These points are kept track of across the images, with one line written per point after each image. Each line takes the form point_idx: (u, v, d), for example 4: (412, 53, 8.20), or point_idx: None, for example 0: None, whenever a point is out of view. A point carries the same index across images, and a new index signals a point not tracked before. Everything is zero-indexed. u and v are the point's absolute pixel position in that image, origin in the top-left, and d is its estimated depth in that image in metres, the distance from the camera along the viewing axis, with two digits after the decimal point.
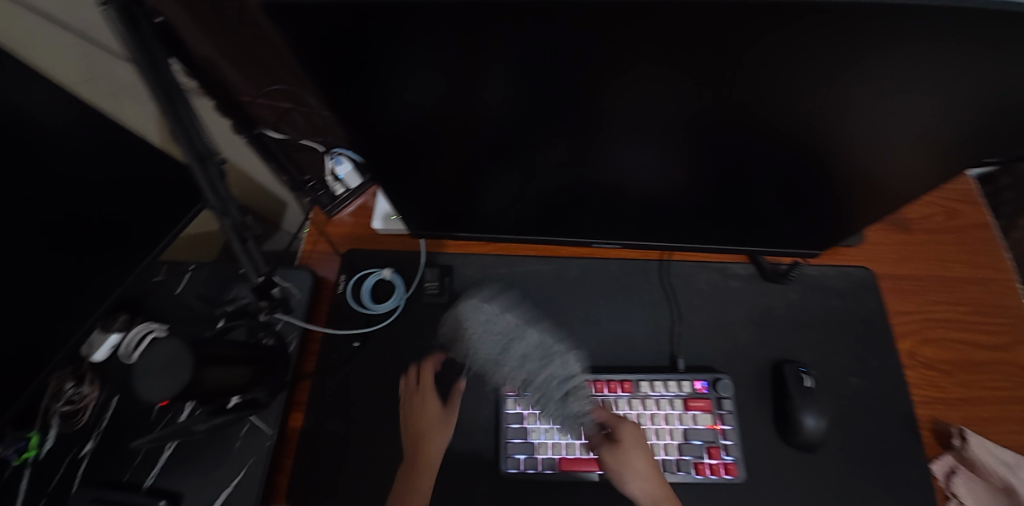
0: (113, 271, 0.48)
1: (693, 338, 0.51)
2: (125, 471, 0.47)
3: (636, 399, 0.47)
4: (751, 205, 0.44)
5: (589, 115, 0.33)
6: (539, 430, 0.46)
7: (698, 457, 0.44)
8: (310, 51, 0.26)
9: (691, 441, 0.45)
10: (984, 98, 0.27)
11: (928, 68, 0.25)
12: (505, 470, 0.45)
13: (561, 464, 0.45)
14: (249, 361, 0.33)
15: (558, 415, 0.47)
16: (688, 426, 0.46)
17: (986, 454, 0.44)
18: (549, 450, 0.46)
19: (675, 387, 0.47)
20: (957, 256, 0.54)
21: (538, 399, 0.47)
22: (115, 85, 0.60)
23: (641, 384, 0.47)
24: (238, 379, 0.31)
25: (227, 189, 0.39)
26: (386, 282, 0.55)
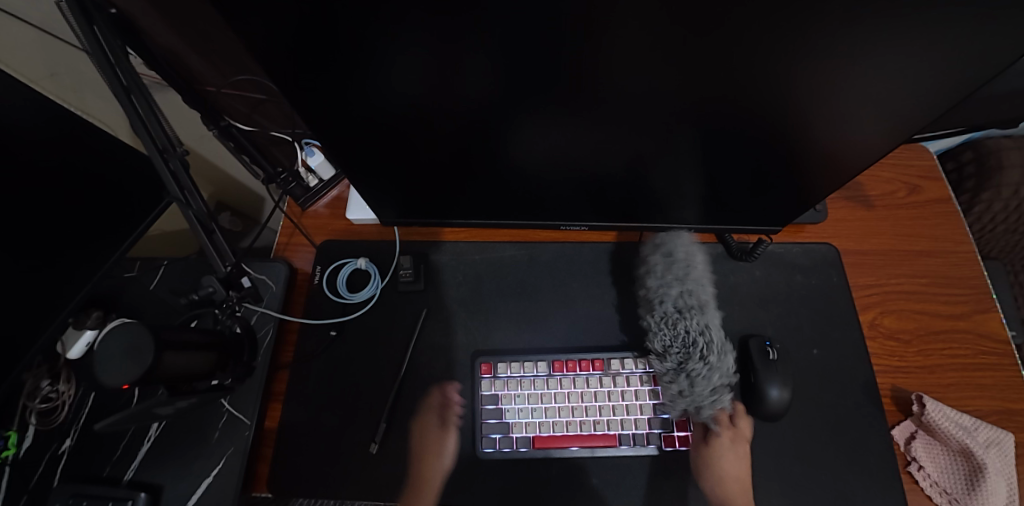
0: (81, 269, 0.47)
1: None
2: (105, 465, 0.48)
3: (607, 377, 0.49)
4: (714, 183, 0.45)
5: (546, 98, 0.33)
6: (513, 409, 0.48)
7: (667, 429, 0.47)
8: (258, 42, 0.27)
9: (659, 415, 0.47)
10: (922, 71, 0.28)
11: (866, 40, 0.25)
12: (481, 451, 0.46)
13: (536, 442, 0.47)
14: (210, 347, 0.33)
15: (533, 395, 0.48)
16: (656, 401, 0.48)
17: (944, 418, 0.46)
18: (524, 429, 0.47)
19: (643, 365, 0.49)
20: (918, 230, 0.56)
21: (512, 380, 0.49)
22: (79, 81, 0.59)
23: (612, 362, 0.49)
24: (199, 364, 0.32)
25: (189, 180, 0.39)
26: (361, 271, 0.56)
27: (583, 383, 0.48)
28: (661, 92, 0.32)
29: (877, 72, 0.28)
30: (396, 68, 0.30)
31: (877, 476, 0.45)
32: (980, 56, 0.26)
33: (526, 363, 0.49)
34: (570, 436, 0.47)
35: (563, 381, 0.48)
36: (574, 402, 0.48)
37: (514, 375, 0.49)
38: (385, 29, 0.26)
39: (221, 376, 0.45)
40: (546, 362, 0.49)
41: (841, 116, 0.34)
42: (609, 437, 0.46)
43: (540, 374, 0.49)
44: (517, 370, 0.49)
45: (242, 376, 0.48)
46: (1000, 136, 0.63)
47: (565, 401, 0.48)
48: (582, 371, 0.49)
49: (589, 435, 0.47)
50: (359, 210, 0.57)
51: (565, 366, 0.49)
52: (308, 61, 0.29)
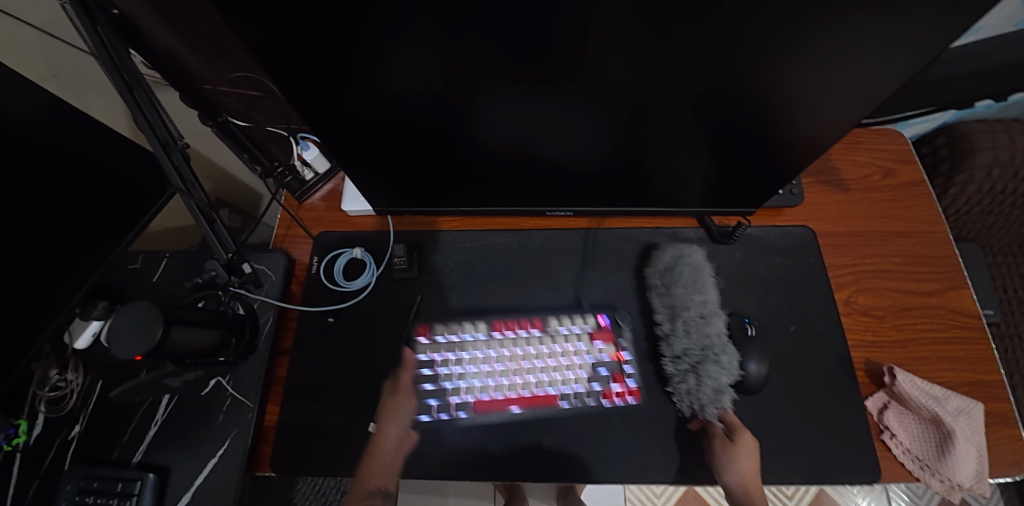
0: (86, 260, 0.49)
1: (598, 282, 0.57)
2: (114, 448, 0.50)
3: (547, 335, 0.52)
4: (692, 167, 0.47)
5: (525, 90, 0.35)
6: (451, 375, 0.50)
7: (605, 384, 0.50)
8: (256, 43, 0.29)
9: (599, 372, 0.50)
10: (876, 61, 0.30)
11: (815, 30, 0.27)
12: (418, 419, 0.48)
13: (474, 407, 0.49)
14: (216, 325, 0.35)
15: (472, 358, 0.50)
16: (595, 357, 0.51)
17: (913, 388, 0.48)
18: (463, 393, 0.49)
19: (582, 322, 0.52)
20: (893, 212, 0.58)
21: (448, 343, 0.51)
22: (81, 80, 0.60)
23: (550, 321, 0.52)
24: (203, 340, 0.34)
25: (190, 172, 0.41)
26: (357, 261, 0.58)
27: (522, 341, 0.51)
28: (632, 83, 0.34)
29: (831, 61, 0.30)
30: (383, 66, 0.32)
31: (852, 444, 0.47)
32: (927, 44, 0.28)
33: (464, 325, 0.52)
34: (509, 397, 0.49)
35: (501, 340, 0.51)
36: (515, 363, 0.50)
37: (451, 336, 0.51)
38: (370, 28, 0.28)
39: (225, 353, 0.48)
40: (485, 323, 0.52)
41: (806, 104, 0.36)
42: (549, 396, 0.49)
43: (480, 334, 0.51)
44: (455, 331, 0.51)
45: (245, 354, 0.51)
46: (972, 121, 0.66)
47: (504, 362, 0.50)
48: (522, 330, 0.52)
49: (529, 395, 0.49)
50: (354, 202, 0.59)
51: (503, 326, 0.52)
52: (301, 60, 0.31)
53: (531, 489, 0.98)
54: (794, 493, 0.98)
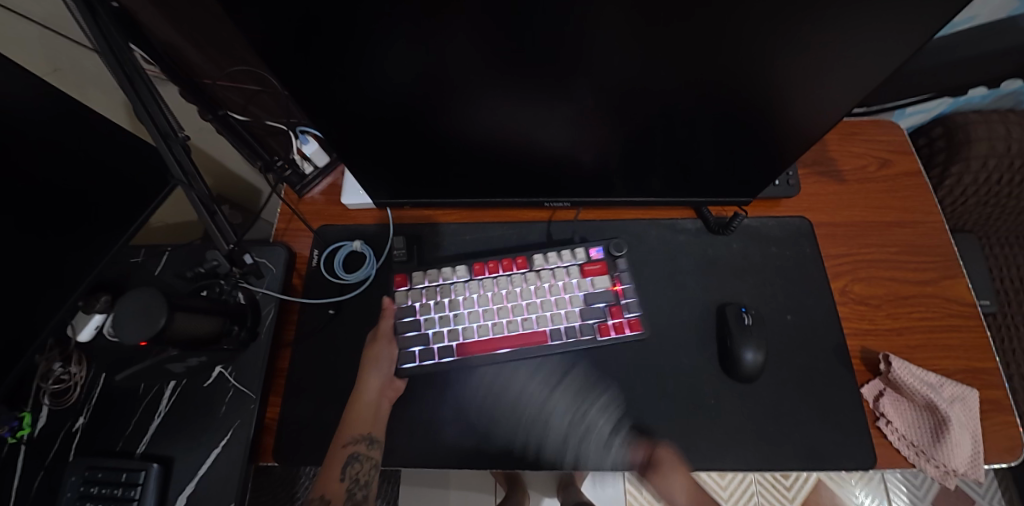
0: (87, 253, 0.50)
1: (591, 226, 0.59)
2: (118, 440, 0.50)
3: (533, 272, 0.54)
4: (688, 158, 0.48)
5: (522, 82, 0.36)
6: (433, 321, 0.52)
7: (601, 319, 0.52)
8: (254, 35, 0.29)
9: (594, 305, 0.52)
10: (870, 51, 0.30)
11: (808, 20, 0.28)
12: (401, 367, 0.50)
13: (458, 351, 0.51)
14: (218, 313, 0.36)
15: (452, 301, 0.52)
16: (587, 292, 0.53)
17: (908, 375, 0.48)
18: (446, 339, 0.51)
19: (571, 257, 0.54)
20: (889, 202, 0.59)
21: (427, 289, 0.53)
22: (82, 75, 0.61)
23: (534, 259, 0.54)
24: (206, 327, 0.34)
25: (191, 164, 0.41)
26: (357, 253, 0.58)
27: (506, 281, 0.53)
28: (629, 74, 0.34)
29: (823, 50, 0.31)
30: (381, 58, 0.32)
31: (849, 431, 0.48)
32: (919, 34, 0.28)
33: (443, 271, 0.54)
34: (497, 339, 0.51)
35: (482, 282, 0.53)
36: (499, 304, 0.52)
37: (430, 283, 0.53)
38: (368, 21, 0.28)
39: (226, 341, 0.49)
40: (465, 266, 0.54)
41: (801, 93, 0.36)
42: (538, 333, 0.51)
43: (461, 278, 0.53)
44: (433, 278, 0.53)
45: (253, 334, 0.52)
46: (967, 111, 0.66)
47: (487, 304, 0.52)
48: (506, 270, 0.54)
49: (517, 334, 0.51)
50: (353, 195, 0.59)
51: (485, 268, 0.54)
52: (300, 53, 0.31)
53: (532, 481, 0.99)
54: (793, 484, 0.99)
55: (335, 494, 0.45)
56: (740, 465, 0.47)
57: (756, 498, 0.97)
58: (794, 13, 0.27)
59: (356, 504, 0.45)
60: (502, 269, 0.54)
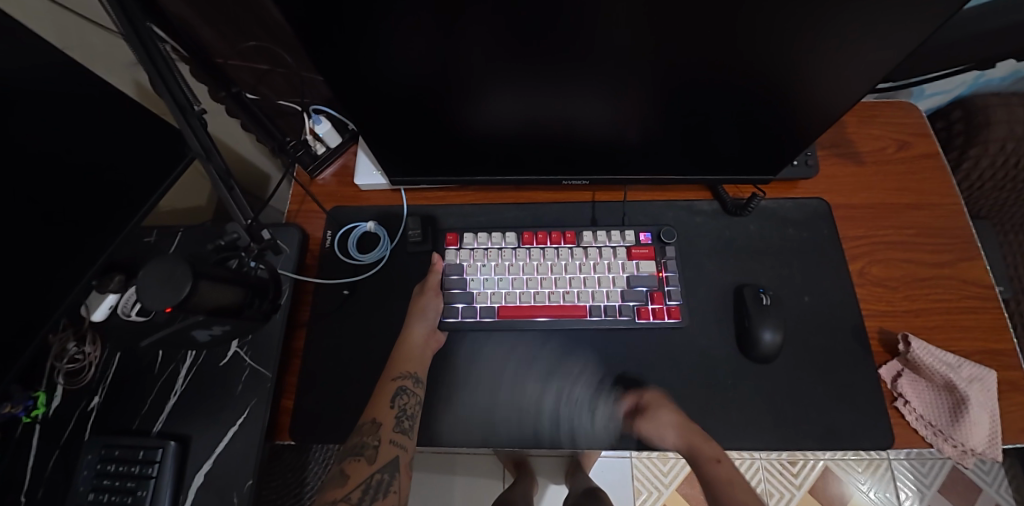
0: (102, 232, 0.49)
1: (640, 208, 0.58)
2: (134, 418, 0.50)
3: (580, 248, 0.54)
4: (709, 136, 0.47)
5: (544, 57, 0.35)
6: (478, 280, 0.53)
7: (641, 302, 0.52)
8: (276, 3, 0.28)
9: (635, 288, 0.52)
10: (905, 24, 0.29)
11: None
12: (445, 320, 0.52)
13: (500, 312, 0.52)
14: (239, 286, 0.36)
15: (498, 267, 0.53)
16: (631, 274, 0.53)
17: (928, 356, 0.48)
18: (488, 300, 0.53)
19: (619, 238, 0.54)
20: (907, 185, 0.58)
21: (475, 251, 0.54)
22: (91, 55, 0.60)
23: (584, 235, 0.54)
24: (226, 299, 0.34)
25: (208, 139, 0.41)
26: (371, 234, 0.58)
27: (554, 254, 0.53)
28: (653, 48, 0.34)
29: (855, 24, 0.30)
30: (402, 31, 0.32)
31: (866, 411, 0.48)
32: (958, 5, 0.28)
33: (493, 235, 0.54)
34: (537, 305, 0.52)
35: (530, 252, 0.54)
36: (544, 274, 0.53)
37: (477, 245, 0.54)
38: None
39: (248, 313, 0.49)
40: (514, 234, 0.55)
41: (828, 71, 0.35)
42: (579, 307, 0.52)
43: (509, 245, 0.54)
44: (483, 242, 0.54)
45: (277, 306, 0.52)
46: (987, 93, 0.65)
47: (532, 272, 0.53)
48: (553, 243, 0.54)
49: (557, 305, 0.52)
50: (366, 176, 0.58)
51: (534, 238, 0.54)
52: (318, 25, 0.31)
53: (540, 465, 0.99)
54: (799, 470, 1.00)
55: (385, 419, 0.46)
56: (757, 444, 0.47)
57: (762, 483, 0.98)
58: None
59: (404, 433, 0.46)
60: (552, 241, 0.54)
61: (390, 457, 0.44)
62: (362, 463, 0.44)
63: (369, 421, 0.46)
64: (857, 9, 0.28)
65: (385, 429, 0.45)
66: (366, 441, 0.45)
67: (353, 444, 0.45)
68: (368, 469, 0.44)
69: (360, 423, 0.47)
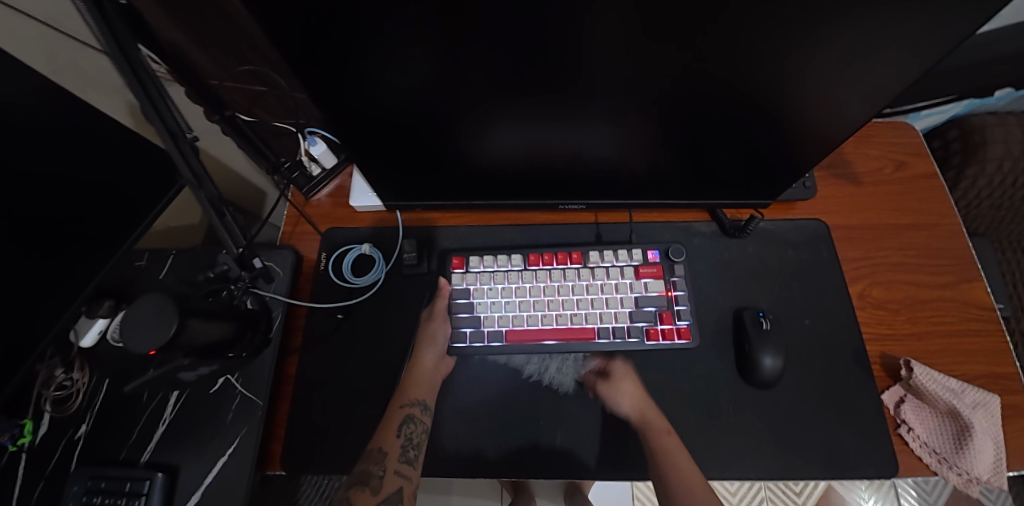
0: (93, 258, 0.49)
1: (643, 228, 0.58)
2: (121, 448, 0.49)
3: (587, 269, 0.53)
4: (707, 161, 0.47)
5: (541, 84, 0.34)
6: (485, 304, 0.52)
7: (651, 322, 0.51)
8: (268, 34, 0.28)
9: (644, 308, 0.51)
10: (899, 54, 0.29)
11: (836, 23, 0.27)
12: (453, 345, 0.51)
13: (508, 335, 0.51)
14: (226, 320, 0.35)
15: (503, 290, 0.53)
16: (638, 294, 0.52)
17: (930, 381, 0.47)
18: (497, 322, 0.51)
19: (627, 258, 0.53)
20: (905, 205, 0.58)
21: (483, 275, 0.53)
22: (80, 78, 0.59)
23: (590, 255, 0.53)
24: (214, 334, 0.33)
25: (200, 165, 0.40)
26: (366, 256, 0.57)
27: (560, 275, 0.53)
28: (647, 77, 0.34)
29: (848, 53, 0.30)
30: (398, 59, 0.32)
31: (869, 438, 0.47)
32: (952, 36, 0.27)
33: (499, 258, 0.53)
34: (546, 328, 0.51)
35: (537, 273, 0.53)
36: (550, 296, 0.52)
37: (484, 269, 0.53)
38: (385, 19, 0.27)
39: (239, 345, 0.47)
40: (521, 255, 0.53)
41: (822, 99, 0.35)
42: (587, 330, 0.51)
43: (515, 267, 0.53)
44: (489, 264, 0.53)
45: (268, 340, 0.51)
46: (982, 113, 0.65)
47: (538, 294, 0.52)
48: (560, 264, 0.53)
49: (565, 327, 0.51)
50: (361, 197, 0.58)
51: (539, 259, 0.53)
52: (311, 53, 0.30)
53: (539, 488, 0.98)
54: (802, 489, 0.98)
55: (391, 446, 0.44)
56: (759, 473, 0.46)
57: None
58: (824, 15, 0.26)
59: (410, 464, 0.44)
60: (557, 262, 0.53)
61: (394, 488, 0.42)
62: (366, 493, 0.41)
63: (377, 449, 0.44)
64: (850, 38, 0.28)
65: (391, 458, 0.43)
66: (373, 470, 0.43)
67: (359, 474, 0.42)
68: (372, 499, 0.40)
69: (366, 450, 0.45)
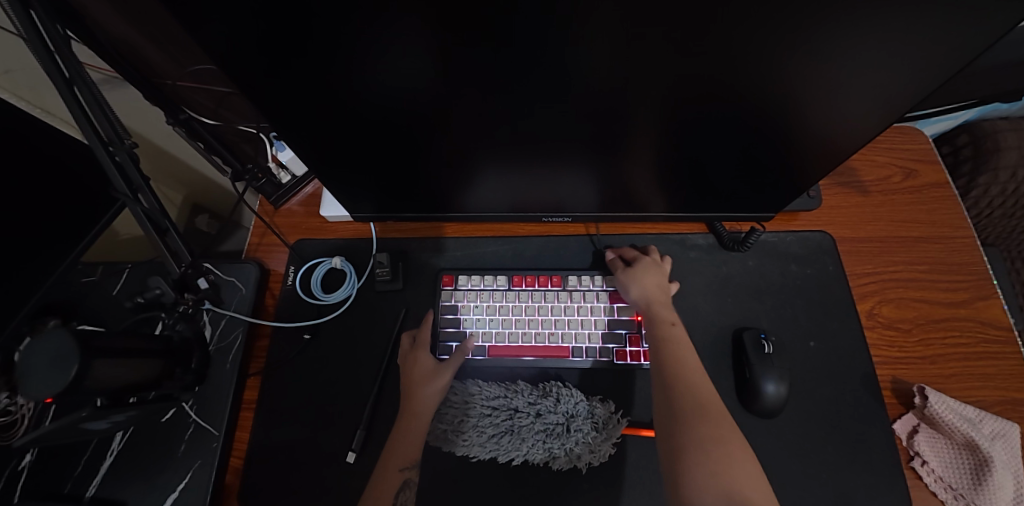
0: (38, 280, 0.44)
1: (623, 243, 0.54)
2: (65, 481, 0.43)
3: (564, 292, 0.50)
4: (706, 173, 0.43)
5: (519, 89, 0.30)
6: (470, 319, 0.49)
7: (620, 345, 0.47)
8: (197, 31, 0.24)
9: (615, 331, 0.48)
10: (924, 56, 0.26)
11: (858, 19, 0.23)
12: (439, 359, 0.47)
13: (491, 351, 0.48)
14: (143, 359, 0.36)
15: (489, 307, 0.49)
16: (611, 317, 0.48)
17: (947, 410, 0.43)
18: (480, 338, 0.48)
19: (601, 282, 0.50)
20: (916, 216, 0.54)
21: (471, 292, 0.50)
22: (33, 80, 0.55)
23: (569, 278, 0.50)
24: (130, 373, 0.34)
25: (139, 174, 0.36)
26: (337, 271, 0.53)
27: (540, 296, 0.49)
28: (638, 83, 0.30)
29: (868, 55, 0.26)
30: (354, 59, 0.27)
31: (880, 472, 0.43)
32: (991, 35, 0.24)
33: (486, 277, 0.50)
34: (524, 345, 0.48)
35: (520, 294, 0.49)
36: (530, 315, 0.49)
37: (473, 286, 0.50)
38: (333, 14, 0.23)
39: (166, 385, 0.42)
40: (505, 276, 0.50)
41: (835, 105, 0.31)
42: (562, 348, 0.47)
43: (500, 287, 0.50)
44: (477, 283, 0.50)
45: (206, 360, 0.46)
46: (996, 117, 0.62)
47: (520, 312, 0.49)
48: (541, 285, 0.50)
49: (542, 345, 0.48)
50: (332, 207, 0.54)
51: (524, 280, 0.50)
52: (252, 55, 0.26)
53: None
54: None
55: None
56: None
57: None
58: (845, 10, 0.22)
59: None
60: (539, 283, 0.50)
61: None
62: None
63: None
64: (875, 35, 0.24)
65: None
66: None
67: None
68: None
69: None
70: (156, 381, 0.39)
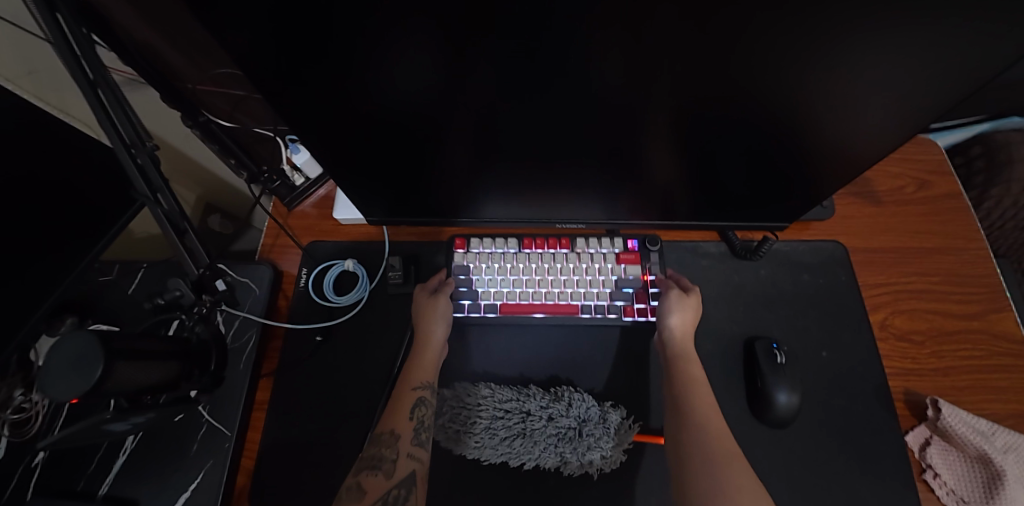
0: (57, 278, 0.45)
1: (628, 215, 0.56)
2: (79, 478, 0.44)
3: (573, 254, 0.51)
4: (721, 182, 0.43)
5: (539, 98, 0.31)
6: (482, 280, 0.50)
7: (628, 302, 0.49)
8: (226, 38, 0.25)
9: (622, 289, 0.50)
10: (946, 72, 0.26)
11: (879, 35, 0.23)
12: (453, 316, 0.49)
13: (502, 309, 0.50)
14: (161, 361, 0.36)
15: (501, 268, 0.50)
16: (619, 276, 0.50)
17: (960, 423, 0.43)
18: (491, 297, 0.50)
19: (609, 244, 0.51)
20: (930, 227, 0.54)
21: (482, 254, 0.51)
22: (55, 79, 0.56)
23: (578, 241, 0.51)
24: (149, 375, 0.35)
25: (160, 177, 0.37)
26: (349, 273, 0.54)
27: (550, 257, 0.51)
28: (657, 93, 0.30)
29: (888, 70, 0.26)
30: (377, 66, 0.28)
31: (892, 485, 0.43)
32: (1012, 51, 0.24)
33: (497, 240, 0.51)
34: (535, 303, 0.50)
35: (530, 256, 0.51)
36: (540, 275, 0.50)
37: (485, 248, 0.51)
38: (359, 23, 0.24)
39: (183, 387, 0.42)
40: (516, 238, 0.51)
41: (852, 118, 0.32)
42: (571, 306, 0.49)
43: (510, 250, 0.51)
44: (488, 246, 0.51)
45: (222, 361, 0.47)
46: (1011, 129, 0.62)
47: (531, 273, 0.50)
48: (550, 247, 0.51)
49: (552, 303, 0.49)
50: (345, 209, 0.54)
51: (533, 243, 0.52)
52: (277, 61, 0.27)
53: None
54: None
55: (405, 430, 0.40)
56: None
57: None
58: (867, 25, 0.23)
59: (422, 447, 0.40)
60: (547, 245, 0.52)
61: (408, 471, 0.37)
62: (379, 478, 0.36)
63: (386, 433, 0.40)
64: (897, 50, 0.24)
65: (404, 441, 0.39)
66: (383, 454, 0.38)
67: (369, 457, 0.38)
68: (385, 485, 0.36)
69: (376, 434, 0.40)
70: (172, 383, 0.39)
